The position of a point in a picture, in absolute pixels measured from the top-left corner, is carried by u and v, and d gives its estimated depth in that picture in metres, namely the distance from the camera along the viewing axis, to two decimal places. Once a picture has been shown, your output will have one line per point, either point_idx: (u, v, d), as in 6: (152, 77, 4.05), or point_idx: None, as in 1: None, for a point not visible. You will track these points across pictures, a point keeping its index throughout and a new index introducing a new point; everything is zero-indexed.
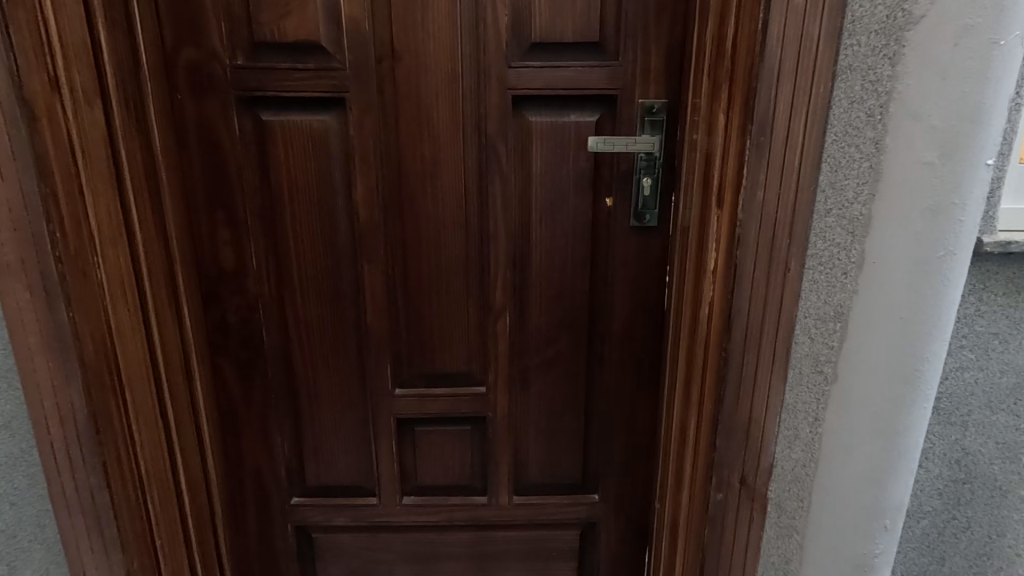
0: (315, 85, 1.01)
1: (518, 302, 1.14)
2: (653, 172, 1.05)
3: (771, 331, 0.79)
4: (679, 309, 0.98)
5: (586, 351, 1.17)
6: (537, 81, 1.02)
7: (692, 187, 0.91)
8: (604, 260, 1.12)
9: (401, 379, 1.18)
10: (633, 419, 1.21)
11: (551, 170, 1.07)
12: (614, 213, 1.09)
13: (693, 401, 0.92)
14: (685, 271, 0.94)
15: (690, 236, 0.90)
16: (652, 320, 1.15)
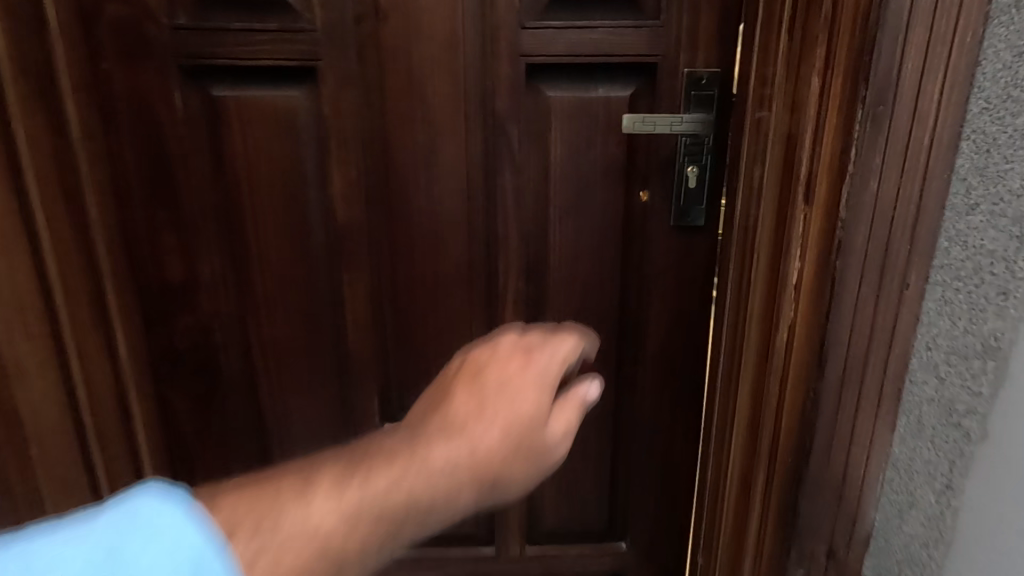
0: (277, 51, 0.80)
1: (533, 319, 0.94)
2: (700, 159, 0.86)
3: (878, 366, 0.60)
4: (736, 329, 0.80)
5: (614, 376, 0.98)
6: (556, 47, 0.82)
7: (760, 176, 0.71)
8: (637, 268, 0.92)
9: (391, 412, 0.98)
10: (669, 455, 1.01)
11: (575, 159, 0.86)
12: (651, 209, 0.89)
13: (761, 451, 0.72)
14: (749, 284, 0.75)
15: (760, 239, 0.71)
16: (694, 339, 0.95)
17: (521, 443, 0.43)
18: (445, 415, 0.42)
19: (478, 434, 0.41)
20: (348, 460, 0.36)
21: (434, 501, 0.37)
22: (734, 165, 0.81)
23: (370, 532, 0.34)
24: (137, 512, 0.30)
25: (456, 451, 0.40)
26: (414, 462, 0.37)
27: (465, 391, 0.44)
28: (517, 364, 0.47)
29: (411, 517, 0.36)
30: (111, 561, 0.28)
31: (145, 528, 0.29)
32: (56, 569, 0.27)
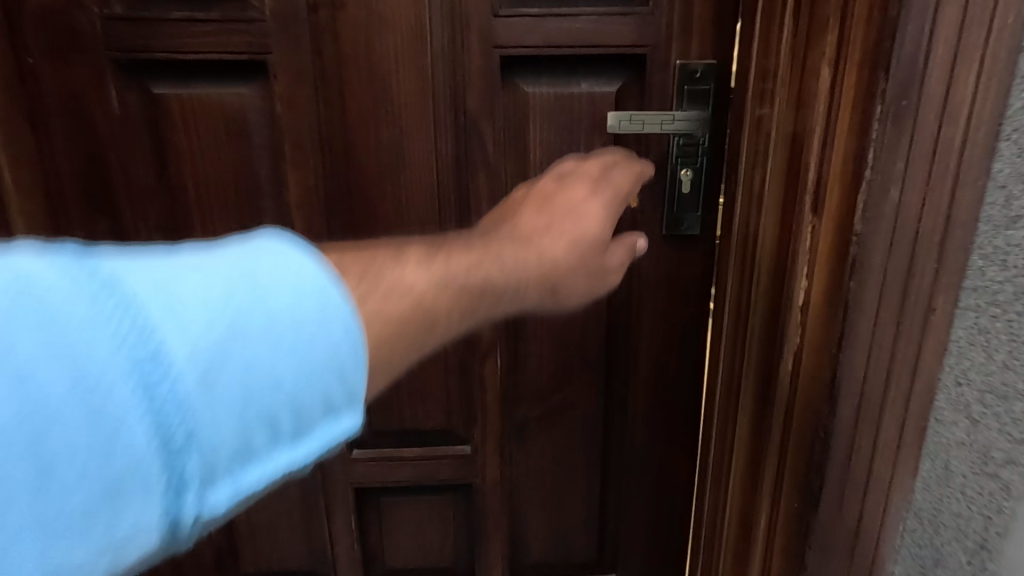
0: (222, 44, 0.72)
1: (512, 336, 0.87)
2: (694, 161, 0.78)
3: (898, 403, 0.52)
4: (734, 352, 0.71)
5: (602, 397, 0.90)
6: (533, 37, 0.73)
7: (760, 181, 0.63)
8: (626, 281, 0.85)
9: (358, 438, 0.91)
10: (663, 483, 0.93)
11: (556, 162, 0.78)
12: (641, 216, 0.81)
13: (762, 492, 0.64)
14: (748, 301, 0.66)
15: (762, 252, 0.62)
16: (689, 358, 0.87)
17: (584, 256, 0.54)
18: (514, 226, 0.52)
19: (537, 242, 0.51)
20: (436, 242, 0.44)
21: (510, 292, 0.47)
22: (732, 168, 0.72)
23: (452, 294, 0.41)
24: (267, 245, 0.33)
25: (526, 252, 0.50)
26: (486, 258, 0.46)
27: (536, 209, 0.55)
28: (587, 202, 0.57)
29: (488, 294, 0.44)
30: (248, 282, 0.31)
31: (279, 256, 0.32)
32: (203, 281, 0.30)
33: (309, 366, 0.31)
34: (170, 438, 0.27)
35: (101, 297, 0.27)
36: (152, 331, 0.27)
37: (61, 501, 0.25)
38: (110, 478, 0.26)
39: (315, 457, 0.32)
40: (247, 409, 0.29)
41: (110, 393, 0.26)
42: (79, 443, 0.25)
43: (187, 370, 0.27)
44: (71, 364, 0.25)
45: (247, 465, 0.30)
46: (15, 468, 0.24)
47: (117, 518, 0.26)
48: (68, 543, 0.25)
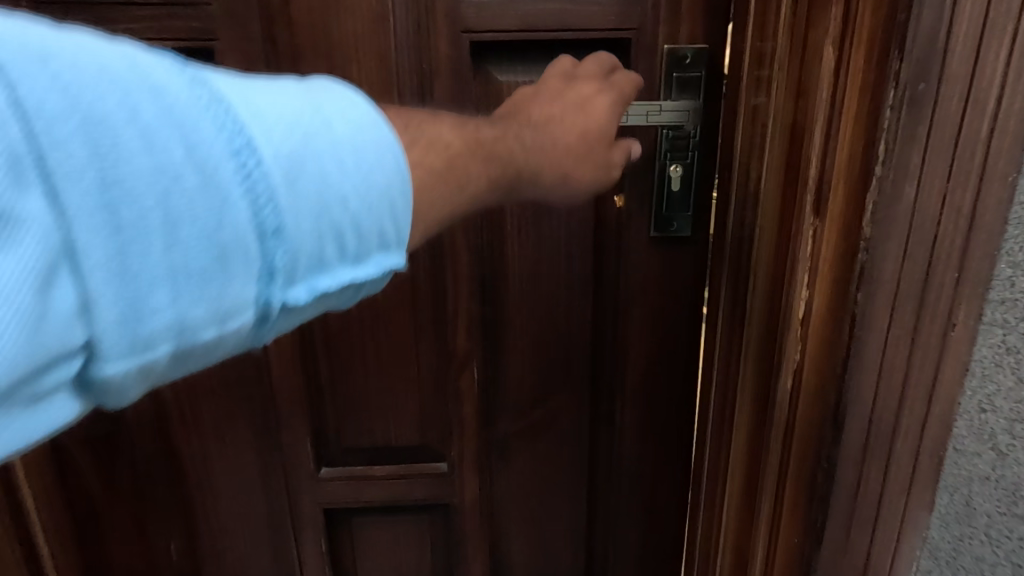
0: (164, 30, 0.66)
1: (489, 346, 0.81)
2: (685, 156, 0.72)
3: (912, 431, 0.46)
4: (727, 366, 0.65)
5: (587, 411, 0.84)
6: (507, 21, 0.67)
7: (755, 178, 0.57)
8: (612, 287, 0.79)
9: (327, 454, 0.86)
10: (654, 502, 0.87)
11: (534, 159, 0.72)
12: (628, 216, 0.76)
13: (758, 524, 0.57)
14: (742, 311, 0.60)
15: (757, 257, 0.56)
16: (680, 369, 0.81)
17: (591, 154, 0.58)
18: (529, 113, 0.56)
19: (553, 127, 0.55)
20: (464, 122, 0.49)
21: (530, 173, 0.53)
22: (724, 164, 0.66)
23: (481, 164, 0.48)
24: (326, 85, 0.39)
25: (543, 139, 0.55)
26: (512, 128, 0.53)
27: (549, 97, 0.58)
28: (597, 95, 0.60)
29: (513, 164, 0.51)
30: (315, 111, 0.37)
31: (336, 93, 0.39)
32: (278, 103, 0.36)
33: (367, 192, 0.38)
34: (263, 226, 0.34)
35: (204, 98, 0.33)
36: (247, 135, 0.34)
37: (185, 257, 0.32)
38: (221, 246, 0.33)
39: (371, 277, 0.39)
40: (321, 216, 0.36)
41: (219, 174, 0.33)
42: (197, 211, 0.32)
43: (275, 171, 0.34)
44: (188, 144, 0.32)
45: (319, 272, 0.37)
46: (150, 219, 0.31)
47: (227, 283, 0.33)
48: (186, 292, 0.32)
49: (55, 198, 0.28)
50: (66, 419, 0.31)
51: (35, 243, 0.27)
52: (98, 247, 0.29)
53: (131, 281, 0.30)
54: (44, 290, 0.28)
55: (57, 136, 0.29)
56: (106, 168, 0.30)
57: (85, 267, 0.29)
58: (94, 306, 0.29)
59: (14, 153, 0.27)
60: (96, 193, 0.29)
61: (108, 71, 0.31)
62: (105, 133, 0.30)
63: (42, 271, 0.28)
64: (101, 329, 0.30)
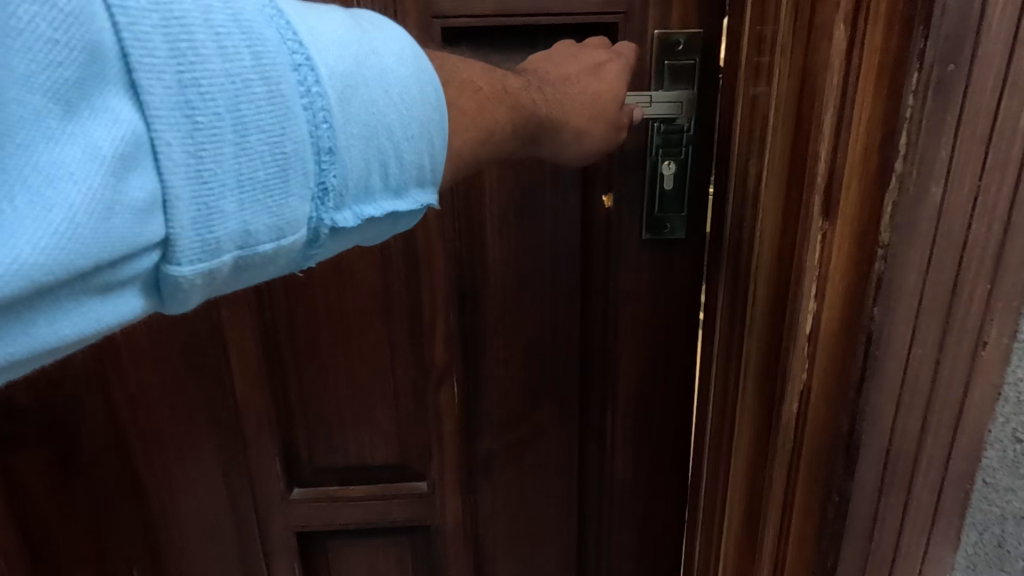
0: None
1: (470, 358, 0.76)
2: (679, 152, 0.66)
3: (936, 464, 0.41)
4: (725, 381, 0.59)
5: (576, 424, 0.79)
6: (482, 6, 0.61)
7: (753, 177, 0.51)
8: (600, 291, 0.74)
9: (300, 475, 0.80)
10: (648, 522, 0.82)
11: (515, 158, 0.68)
12: (617, 218, 0.70)
13: (758, 558, 0.52)
14: (739, 320, 0.55)
15: (756, 264, 0.51)
16: (673, 380, 0.76)
17: (602, 113, 0.57)
18: (546, 70, 0.57)
19: (571, 80, 0.57)
20: (492, 71, 0.52)
21: (550, 121, 0.55)
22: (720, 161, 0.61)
23: (506, 109, 0.50)
24: (368, 18, 0.42)
25: (562, 88, 0.56)
26: (534, 80, 0.55)
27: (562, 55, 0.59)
28: (609, 62, 0.59)
29: (537, 111, 0.54)
30: (364, 41, 0.40)
31: (379, 25, 0.42)
32: (331, 31, 0.38)
33: (409, 122, 0.40)
34: (319, 143, 0.37)
35: (267, 11, 0.36)
36: (305, 53, 0.36)
37: (252, 164, 0.34)
38: (283, 157, 0.35)
39: (411, 210, 0.42)
40: (369, 142, 0.39)
41: (282, 85, 0.35)
42: (262, 118, 0.34)
43: (330, 91, 0.37)
44: (254, 51, 0.34)
45: (365, 197, 0.40)
46: (223, 122, 0.33)
47: (286, 195, 0.36)
48: (248, 198, 0.34)
49: (138, 92, 0.30)
50: (134, 314, 0.33)
51: (119, 135, 0.30)
52: (172, 143, 0.31)
53: (203, 180, 0.32)
54: (126, 178, 0.30)
55: (139, 29, 0.30)
56: (181, 66, 0.31)
57: (163, 160, 0.31)
58: (167, 198, 0.31)
59: (101, 43, 0.29)
60: (177, 92, 0.31)
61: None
62: (181, 30, 0.32)
63: (125, 159, 0.30)
64: (173, 223, 0.32)
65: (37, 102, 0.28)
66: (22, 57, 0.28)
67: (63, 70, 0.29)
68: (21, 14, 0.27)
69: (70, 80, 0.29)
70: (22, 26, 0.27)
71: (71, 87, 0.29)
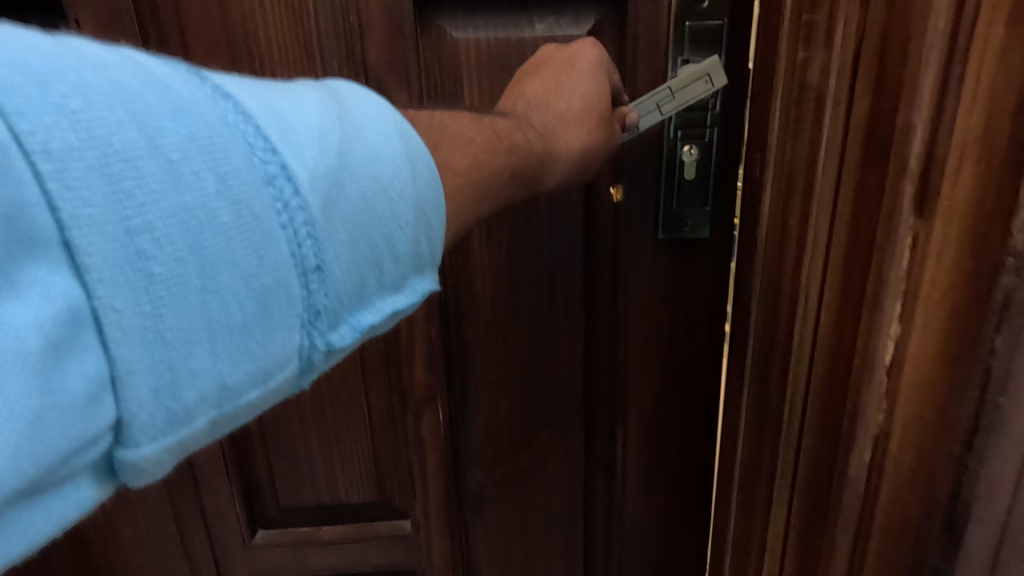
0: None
1: (456, 379, 0.67)
2: (703, 134, 0.57)
3: None
4: (761, 413, 0.49)
5: (579, 450, 0.72)
6: None
7: (795, 167, 0.42)
8: (608, 300, 0.65)
9: (264, 515, 0.71)
10: (659, 557, 0.74)
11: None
12: (625, 213, 0.62)
13: None
14: (772, 339, 0.46)
15: (795, 274, 0.43)
16: (691, 398, 0.68)
17: (589, 105, 0.50)
18: (527, 98, 0.51)
19: (554, 93, 0.51)
20: (477, 115, 0.47)
21: (545, 149, 0.49)
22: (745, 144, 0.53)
23: (500, 153, 0.45)
24: (343, 91, 0.37)
25: (545, 112, 0.50)
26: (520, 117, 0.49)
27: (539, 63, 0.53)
28: (587, 46, 0.52)
29: (534, 154, 0.48)
30: (343, 121, 0.34)
31: (359, 101, 0.36)
32: (304, 116, 0.33)
33: (400, 215, 0.35)
34: (305, 262, 0.31)
35: (230, 118, 0.31)
36: (280, 159, 0.31)
37: (223, 309, 0.29)
38: (261, 289, 0.30)
39: (414, 304, 0.37)
40: (361, 247, 0.33)
41: (256, 203, 0.30)
42: (235, 250, 0.29)
43: (312, 198, 0.31)
44: (216, 169, 0.29)
45: (362, 308, 0.34)
46: (186, 265, 0.28)
47: (270, 332, 0.31)
48: (218, 351, 0.29)
49: (73, 252, 0.25)
50: (84, 508, 0.28)
51: (50, 314, 0.25)
52: (121, 308, 0.26)
53: (162, 342, 0.27)
54: (61, 363, 0.25)
55: (69, 173, 0.25)
56: (126, 209, 0.26)
57: (110, 329, 0.26)
58: (115, 375, 0.26)
59: (26, 206, 0.24)
60: (119, 244, 0.26)
61: (122, 92, 0.28)
62: (124, 167, 0.27)
63: (59, 340, 0.25)
64: (127, 402, 0.27)
65: None
66: None
67: None
68: None
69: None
70: None
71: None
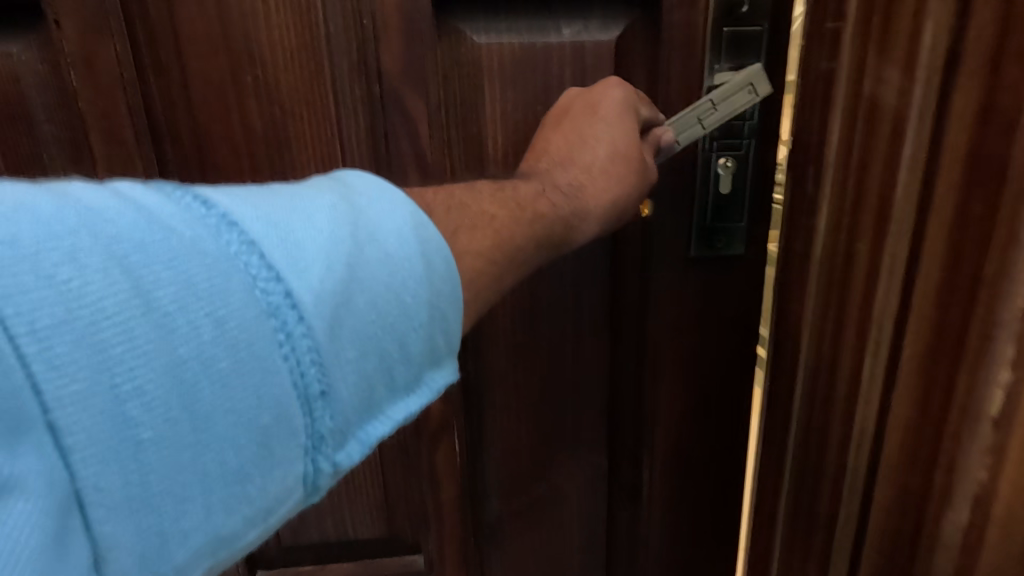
0: None
1: (474, 408, 0.62)
2: (740, 147, 0.53)
3: None
4: (807, 455, 0.44)
5: (602, 478, 0.68)
6: None
7: (863, 186, 0.37)
8: (636, 322, 0.61)
9: (264, 552, 0.66)
10: None
11: (522, 147, 0.54)
12: (654, 230, 0.57)
13: None
14: (825, 375, 0.42)
15: (857, 304, 0.39)
16: (718, 426, 0.65)
17: (616, 157, 0.49)
18: (553, 156, 0.49)
19: (580, 150, 0.49)
20: (496, 187, 0.47)
21: (572, 211, 0.47)
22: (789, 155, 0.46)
23: (523, 228, 0.45)
24: (357, 186, 0.39)
25: (571, 169, 0.49)
26: (544, 180, 0.48)
27: (562, 113, 0.51)
28: (615, 87, 0.50)
29: (557, 221, 0.47)
30: (354, 229, 0.37)
31: (372, 198, 0.39)
32: (311, 233, 0.35)
33: (406, 321, 0.37)
34: (308, 390, 0.34)
35: (233, 251, 0.33)
36: (283, 289, 0.33)
37: (219, 456, 0.31)
38: (258, 430, 0.32)
39: (427, 403, 0.39)
40: (364, 363, 0.36)
41: (258, 342, 0.32)
42: (233, 395, 0.31)
43: (317, 324, 0.33)
44: (216, 318, 0.31)
45: (367, 417, 0.37)
46: (181, 424, 0.30)
47: (269, 466, 0.33)
48: (215, 495, 0.31)
49: (58, 430, 0.27)
50: None
51: (48, 498, 0.26)
52: (112, 477, 0.28)
53: (156, 496, 0.29)
54: (63, 542, 0.26)
55: (64, 354, 0.27)
56: (117, 378, 0.28)
57: (100, 501, 0.28)
58: (101, 542, 0.28)
59: (26, 393, 0.26)
60: (111, 414, 0.28)
61: (121, 249, 0.30)
62: (119, 335, 0.28)
63: (63, 524, 0.26)
64: (120, 562, 0.28)
65: None
66: None
67: None
68: None
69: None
70: None
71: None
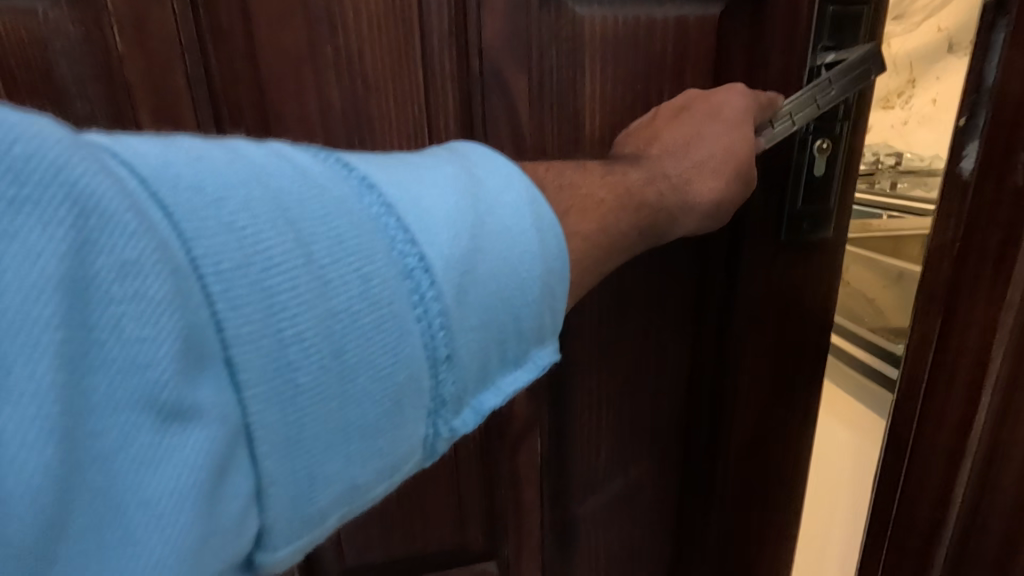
0: None
1: (557, 411, 0.59)
2: (835, 130, 0.53)
3: None
4: None
5: (675, 470, 0.66)
6: None
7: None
8: (720, 308, 0.58)
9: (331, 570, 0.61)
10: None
11: (622, 126, 0.51)
12: (745, 213, 0.55)
13: None
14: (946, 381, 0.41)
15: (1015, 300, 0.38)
16: (794, 418, 0.62)
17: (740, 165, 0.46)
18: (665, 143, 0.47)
19: (693, 147, 0.46)
20: (604, 169, 0.43)
21: (679, 203, 0.45)
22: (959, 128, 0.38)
23: (629, 211, 0.42)
24: (469, 153, 0.36)
25: (681, 160, 0.46)
26: (654, 166, 0.45)
27: (673, 106, 0.49)
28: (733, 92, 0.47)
29: (664, 211, 0.44)
30: (472, 199, 0.32)
31: (485, 167, 0.35)
32: (438, 191, 0.31)
33: (522, 292, 0.33)
34: (435, 353, 0.30)
35: (374, 210, 0.29)
36: (418, 251, 0.29)
37: (362, 409, 0.27)
38: (394, 388, 0.28)
39: (532, 379, 0.35)
40: (489, 326, 0.32)
41: (396, 300, 0.28)
42: (376, 349, 0.27)
43: (446, 289, 0.30)
44: (361, 272, 0.27)
45: (483, 387, 0.33)
46: (330, 374, 0.26)
47: (400, 427, 0.29)
48: (355, 449, 0.28)
49: (233, 367, 0.23)
50: None
51: (217, 437, 0.22)
52: (273, 422, 0.24)
53: (306, 447, 0.26)
54: (220, 488, 0.22)
55: (232, 293, 0.23)
56: (279, 321, 0.24)
57: (265, 438, 0.24)
58: (261, 487, 0.24)
59: (196, 322, 0.22)
60: (273, 361, 0.24)
61: (285, 203, 0.26)
62: (280, 276, 0.25)
63: (222, 462, 0.23)
64: (271, 512, 0.25)
65: (125, 421, 0.21)
66: (104, 374, 0.20)
67: (154, 371, 0.21)
68: (103, 317, 0.20)
69: (161, 392, 0.21)
70: (105, 334, 0.20)
71: (158, 399, 0.21)
